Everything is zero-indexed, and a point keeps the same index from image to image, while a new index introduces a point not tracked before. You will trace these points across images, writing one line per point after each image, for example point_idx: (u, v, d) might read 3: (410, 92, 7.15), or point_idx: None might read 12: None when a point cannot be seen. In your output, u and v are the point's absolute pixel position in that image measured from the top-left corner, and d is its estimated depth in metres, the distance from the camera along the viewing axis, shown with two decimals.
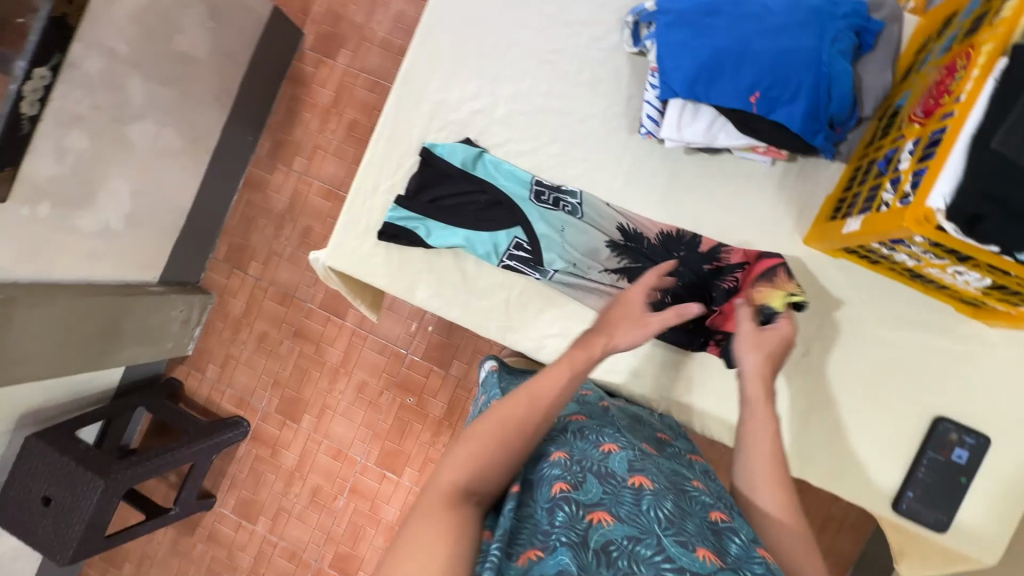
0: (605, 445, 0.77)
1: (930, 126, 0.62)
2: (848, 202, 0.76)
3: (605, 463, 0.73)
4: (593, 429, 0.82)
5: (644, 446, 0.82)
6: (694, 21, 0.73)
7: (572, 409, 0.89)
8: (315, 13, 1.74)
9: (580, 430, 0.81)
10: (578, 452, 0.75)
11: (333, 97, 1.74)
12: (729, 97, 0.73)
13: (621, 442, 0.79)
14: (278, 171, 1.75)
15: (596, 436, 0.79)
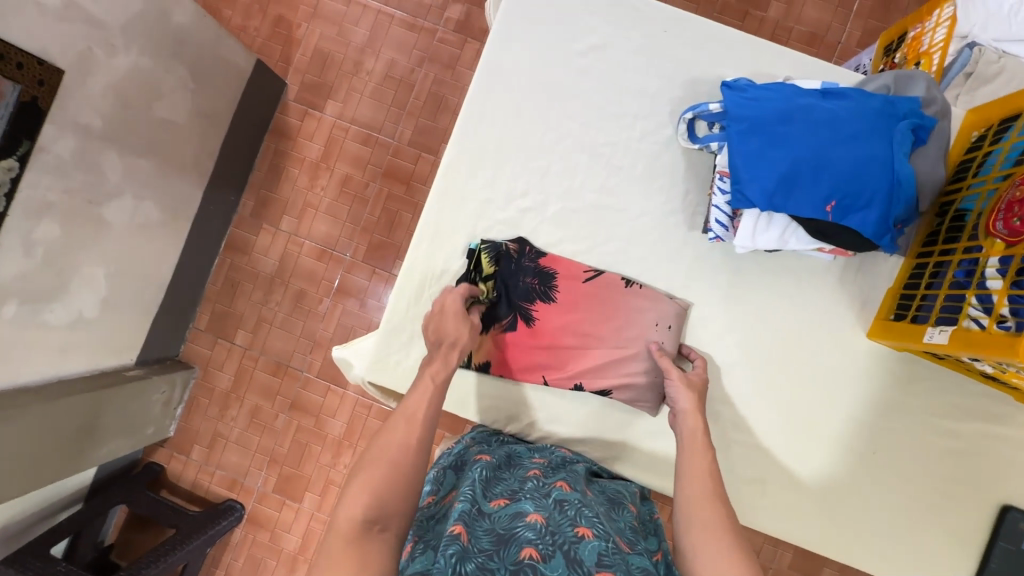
0: (581, 526, 0.67)
1: (1021, 250, 0.65)
2: (921, 304, 0.79)
3: (579, 543, 0.64)
4: (577, 502, 0.73)
5: (623, 538, 0.71)
6: (768, 129, 0.72)
7: (557, 471, 0.81)
8: (298, 62, 1.63)
9: (561, 501, 0.72)
10: (550, 519, 0.68)
11: (322, 150, 1.63)
12: (808, 207, 0.71)
13: (599, 525, 0.68)
14: (264, 231, 1.63)
15: (571, 507, 0.71)
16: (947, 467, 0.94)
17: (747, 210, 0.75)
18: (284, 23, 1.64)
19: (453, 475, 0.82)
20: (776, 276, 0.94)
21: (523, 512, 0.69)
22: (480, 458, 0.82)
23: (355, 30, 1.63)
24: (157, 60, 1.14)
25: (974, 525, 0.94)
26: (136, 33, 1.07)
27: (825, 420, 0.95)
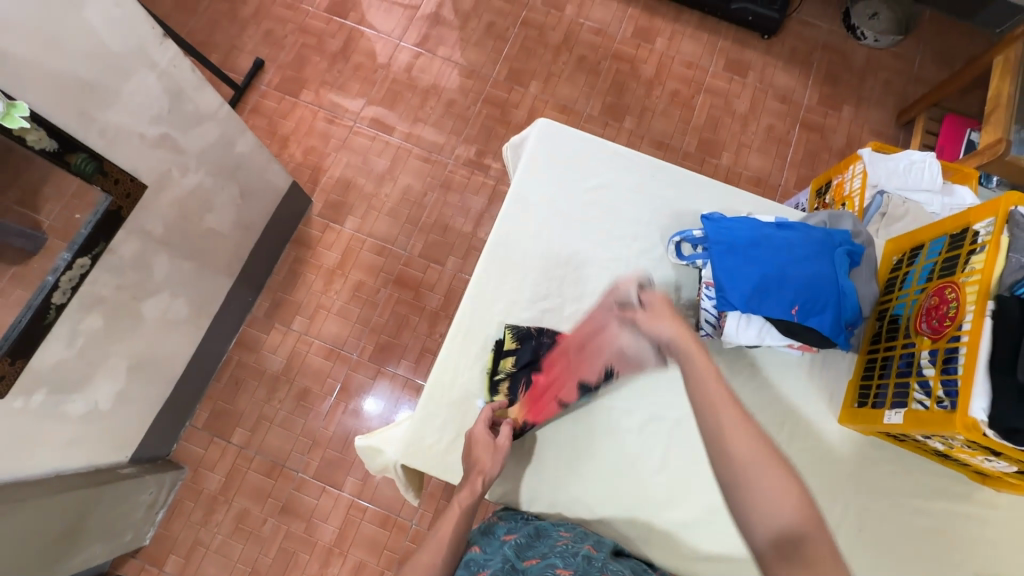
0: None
1: (942, 343, 0.79)
2: (874, 392, 0.91)
3: None
4: (602, 559, 0.78)
5: None
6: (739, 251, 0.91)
7: (586, 530, 0.87)
8: (325, 183, 1.87)
9: (589, 557, 0.78)
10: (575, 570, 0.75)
11: (339, 259, 1.79)
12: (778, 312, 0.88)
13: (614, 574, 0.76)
14: (275, 330, 1.72)
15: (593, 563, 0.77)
16: (925, 548, 0.91)
17: (733, 312, 0.91)
18: (316, 153, 1.90)
19: (483, 532, 0.87)
20: (759, 362, 0.98)
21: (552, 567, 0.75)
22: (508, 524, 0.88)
23: (378, 160, 1.90)
24: (217, 180, 1.32)
25: None
26: (207, 158, 1.26)
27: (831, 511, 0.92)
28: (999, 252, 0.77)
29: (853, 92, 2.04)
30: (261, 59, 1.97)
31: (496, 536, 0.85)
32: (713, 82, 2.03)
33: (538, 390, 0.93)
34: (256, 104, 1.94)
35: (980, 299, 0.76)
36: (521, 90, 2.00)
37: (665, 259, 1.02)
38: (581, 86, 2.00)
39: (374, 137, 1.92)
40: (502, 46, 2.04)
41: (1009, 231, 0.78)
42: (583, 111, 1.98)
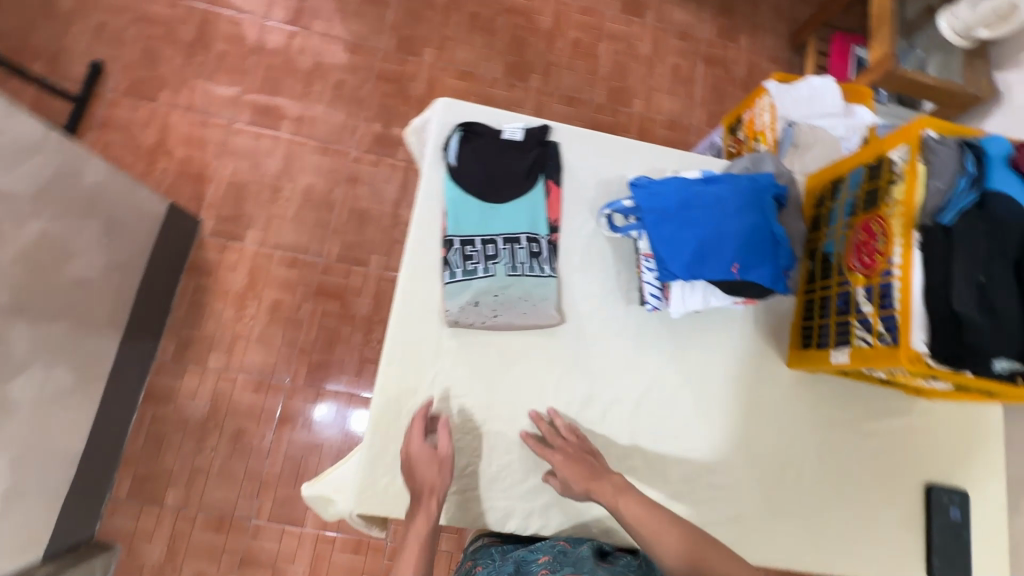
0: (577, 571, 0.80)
1: (877, 278, 0.80)
2: (817, 332, 0.92)
3: None
4: None
5: None
6: (672, 215, 0.87)
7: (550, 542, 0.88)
8: (211, 197, 1.64)
9: None
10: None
11: (246, 280, 1.60)
12: (722, 269, 0.85)
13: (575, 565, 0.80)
14: (190, 373, 1.53)
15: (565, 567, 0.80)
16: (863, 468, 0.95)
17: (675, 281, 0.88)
18: (193, 163, 1.65)
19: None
20: (707, 324, 0.96)
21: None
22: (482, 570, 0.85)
23: (269, 161, 1.69)
24: (69, 222, 1.10)
25: (913, 512, 0.94)
26: (49, 199, 1.04)
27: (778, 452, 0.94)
28: (919, 180, 0.76)
29: (748, 21, 2.04)
30: (99, 61, 1.65)
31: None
32: (613, 27, 1.95)
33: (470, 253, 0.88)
34: (105, 116, 1.64)
35: (907, 229, 0.75)
36: (415, 60, 1.82)
37: (599, 233, 0.95)
38: (479, 48, 1.86)
39: (258, 136, 1.70)
40: (385, 13, 1.84)
41: (926, 155, 0.77)
42: (486, 75, 1.84)
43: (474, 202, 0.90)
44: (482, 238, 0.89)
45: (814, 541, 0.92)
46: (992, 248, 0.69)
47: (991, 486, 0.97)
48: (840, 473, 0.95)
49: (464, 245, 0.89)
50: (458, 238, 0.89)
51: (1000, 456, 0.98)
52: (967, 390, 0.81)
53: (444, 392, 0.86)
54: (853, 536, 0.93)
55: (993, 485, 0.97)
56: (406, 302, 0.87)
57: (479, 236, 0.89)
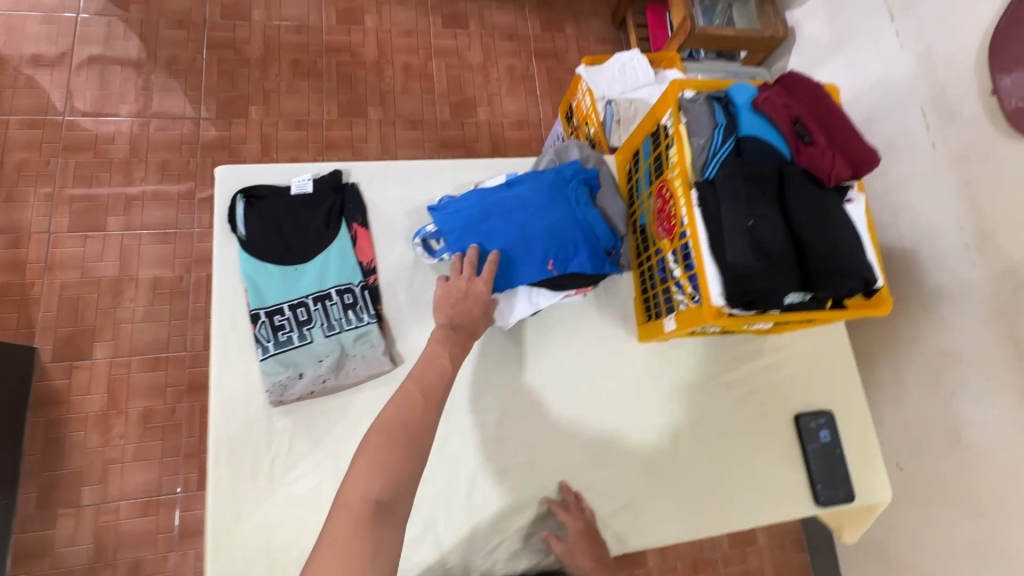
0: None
1: (676, 241, 0.81)
2: (652, 303, 0.93)
3: None
4: None
5: None
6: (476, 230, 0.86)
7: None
8: (44, 320, 1.48)
9: None
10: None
11: (106, 398, 1.45)
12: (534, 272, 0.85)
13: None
14: (62, 518, 1.36)
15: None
16: (730, 419, 0.97)
17: (497, 294, 0.87)
18: (13, 289, 1.49)
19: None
20: (550, 324, 0.96)
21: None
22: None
23: (102, 264, 1.55)
24: None
25: (788, 446, 0.97)
26: None
27: (648, 428, 0.94)
28: (683, 141, 0.78)
29: (569, 9, 2.09)
30: None
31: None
32: (440, 43, 1.94)
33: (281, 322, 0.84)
34: None
35: (684, 190, 0.77)
36: (242, 122, 1.74)
37: (421, 264, 0.92)
38: (307, 94, 1.80)
39: (84, 241, 1.56)
40: (196, 80, 1.74)
41: (683, 116, 0.79)
42: (320, 119, 1.78)
43: (273, 270, 0.86)
44: (289, 304, 0.85)
45: (707, 504, 0.92)
46: (752, 191, 0.71)
47: (851, 399, 1.01)
48: (712, 430, 0.96)
49: (271, 316, 0.84)
50: (264, 310, 0.84)
51: (851, 368, 1.02)
52: (789, 322, 0.83)
53: (286, 476, 0.80)
54: (741, 487, 0.94)
55: (851, 397, 1.01)
56: (220, 393, 0.81)
57: (287, 303, 0.85)
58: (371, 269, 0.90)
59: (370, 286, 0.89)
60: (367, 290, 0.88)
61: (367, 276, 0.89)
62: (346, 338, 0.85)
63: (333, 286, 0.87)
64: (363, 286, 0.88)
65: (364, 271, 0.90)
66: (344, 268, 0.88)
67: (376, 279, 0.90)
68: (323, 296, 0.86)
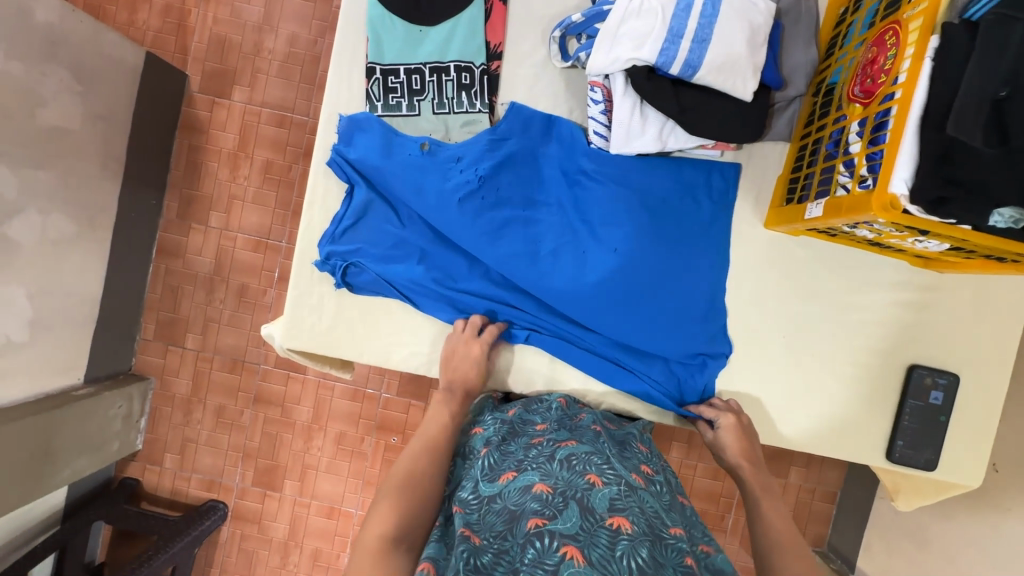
0: (593, 474, 0.60)
1: (874, 107, 0.63)
2: (802, 183, 0.77)
3: (586, 495, 0.57)
4: (580, 453, 0.65)
5: (632, 477, 0.64)
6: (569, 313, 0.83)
7: (507, 460, 0.66)
8: (195, 49, 1.57)
9: (567, 456, 0.64)
10: (642, 501, 0.59)
11: (237, 139, 1.58)
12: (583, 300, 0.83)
13: (612, 471, 0.62)
14: (193, 231, 1.60)
15: (595, 462, 0.63)
16: (837, 342, 0.85)
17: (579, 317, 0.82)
18: (174, 11, 1.57)
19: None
20: (673, 171, 0.83)
21: (620, 527, 0.53)
22: (462, 507, 0.60)
23: (248, 8, 1.57)
24: (29, 64, 1.10)
25: (886, 389, 0.85)
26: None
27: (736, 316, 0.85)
28: None
29: None
30: None
31: (528, 551, 0.52)
32: None
33: (399, 86, 0.80)
34: None
35: (922, 34, 0.57)
36: None
37: (548, 66, 0.81)
38: None
39: None
40: None
41: None
42: None
43: (397, 25, 0.79)
44: (406, 68, 0.79)
45: (767, 416, 0.86)
46: None
47: (988, 369, 0.84)
48: (806, 344, 0.86)
49: (386, 76, 0.79)
50: (381, 67, 0.79)
51: (1011, 337, 0.83)
52: (972, 250, 0.66)
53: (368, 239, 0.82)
54: (809, 418, 0.86)
55: (988, 368, 0.84)
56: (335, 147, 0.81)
57: (404, 66, 0.79)
58: (495, 53, 0.81)
59: (492, 73, 0.81)
60: (486, 75, 0.80)
61: (491, 59, 0.81)
62: (452, 122, 0.81)
63: (456, 61, 0.79)
64: (483, 71, 0.80)
65: (487, 53, 0.80)
66: (471, 42, 0.80)
67: (499, 66, 0.81)
68: (443, 70, 0.79)
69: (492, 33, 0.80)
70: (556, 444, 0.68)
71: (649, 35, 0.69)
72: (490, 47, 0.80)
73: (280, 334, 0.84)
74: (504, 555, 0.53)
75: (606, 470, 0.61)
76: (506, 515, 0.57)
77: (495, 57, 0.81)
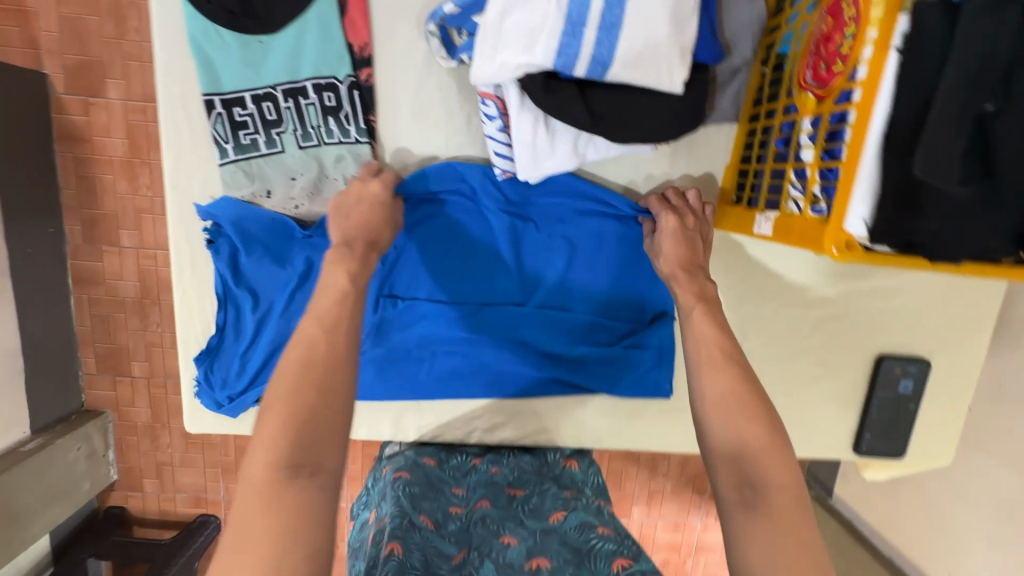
0: (507, 533, 0.62)
1: (829, 105, 0.49)
2: (751, 182, 0.65)
3: (502, 551, 0.59)
4: (495, 513, 0.66)
5: (549, 518, 0.65)
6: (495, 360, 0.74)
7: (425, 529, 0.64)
8: (47, 41, 1.31)
9: (482, 519, 0.65)
10: (561, 538, 0.62)
11: (128, 144, 1.37)
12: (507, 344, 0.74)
13: (525, 525, 0.64)
14: (107, 254, 1.44)
15: (511, 524, 0.64)
16: (801, 342, 0.78)
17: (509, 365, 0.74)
18: None
19: None
20: (602, 177, 0.70)
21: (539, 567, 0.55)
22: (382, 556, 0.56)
23: None
24: None
25: (854, 382, 0.79)
26: None
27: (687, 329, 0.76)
28: None
29: None
30: None
31: None
32: None
33: (248, 121, 0.64)
34: None
35: (886, 14, 0.42)
36: None
37: (432, 66, 0.65)
38: None
39: None
40: None
41: None
42: None
43: (229, 39, 0.61)
44: (253, 96, 0.63)
45: None
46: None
47: (962, 350, 0.77)
48: (766, 348, 0.78)
49: (229, 108, 0.63)
50: (219, 97, 0.63)
51: (985, 313, 0.76)
52: None
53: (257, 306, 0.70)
54: None
55: (962, 348, 0.77)
56: (200, 232, 0.67)
57: (249, 93, 0.63)
58: (362, 59, 0.64)
59: (363, 87, 0.64)
60: (356, 90, 0.64)
61: (358, 69, 0.64)
62: (323, 156, 0.65)
63: (313, 79, 0.63)
64: (351, 85, 0.64)
65: (351, 61, 0.63)
66: (327, 50, 0.62)
67: (371, 76, 0.64)
68: (299, 93, 0.63)
69: (353, 32, 0.63)
70: (472, 510, 0.67)
71: (541, 29, 0.53)
72: (355, 52, 0.63)
73: (187, 418, 0.74)
74: None
75: (519, 528, 0.63)
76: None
77: (362, 66, 0.64)
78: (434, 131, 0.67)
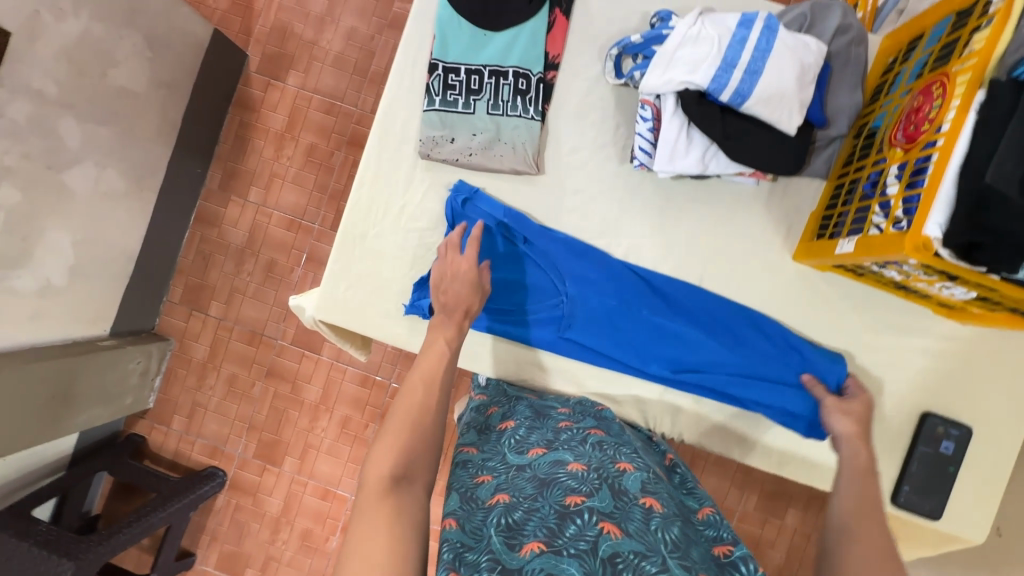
0: (623, 461, 0.62)
1: (914, 153, 0.65)
2: (834, 220, 0.80)
3: (616, 477, 0.59)
4: (611, 442, 0.67)
5: (658, 467, 0.67)
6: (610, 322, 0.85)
7: (537, 438, 0.68)
8: (259, 32, 1.64)
9: (599, 443, 0.66)
10: (668, 488, 0.63)
11: (286, 121, 1.64)
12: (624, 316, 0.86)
13: (640, 460, 0.64)
14: (232, 203, 1.65)
15: (625, 452, 0.65)
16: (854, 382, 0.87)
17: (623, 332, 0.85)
18: None
19: (553, 550, 0.49)
20: (709, 197, 0.87)
21: (652, 506, 0.56)
22: (493, 475, 0.62)
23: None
24: (110, 27, 1.16)
25: (898, 433, 0.86)
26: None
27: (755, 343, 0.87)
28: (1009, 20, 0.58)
29: None
30: None
31: (559, 515, 0.53)
32: None
33: (457, 85, 0.84)
34: None
35: (969, 87, 0.59)
36: None
37: (602, 82, 0.85)
38: None
39: None
40: None
41: None
42: None
43: (465, 28, 0.84)
44: (467, 68, 0.84)
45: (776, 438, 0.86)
46: None
47: (1003, 428, 0.84)
48: None
49: (447, 73, 0.84)
50: (442, 64, 0.84)
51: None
52: (1001, 302, 0.68)
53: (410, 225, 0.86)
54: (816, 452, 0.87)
55: (1003, 424, 0.84)
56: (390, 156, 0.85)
57: (464, 66, 0.84)
58: (553, 64, 0.85)
59: (547, 83, 0.85)
60: (542, 83, 0.84)
61: (547, 70, 0.85)
62: (502, 123, 0.84)
63: (514, 68, 0.83)
64: (539, 79, 0.84)
65: (544, 62, 0.84)
66: (530, 51, 0.84)
67: (555, 77, 0.85)
68: (501, 74, 0.83)
69: (552, 45, 0.84)
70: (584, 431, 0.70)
71: (703, 61, 0.73)
72: (549, 58, 0.85)
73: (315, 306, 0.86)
74: (536, 512, 0.54)
75: (635, 459, 0.64)
76: (538, 482, 0.59)
77: (551, 68, 0.85)
78: (588, 128, 0.86)
